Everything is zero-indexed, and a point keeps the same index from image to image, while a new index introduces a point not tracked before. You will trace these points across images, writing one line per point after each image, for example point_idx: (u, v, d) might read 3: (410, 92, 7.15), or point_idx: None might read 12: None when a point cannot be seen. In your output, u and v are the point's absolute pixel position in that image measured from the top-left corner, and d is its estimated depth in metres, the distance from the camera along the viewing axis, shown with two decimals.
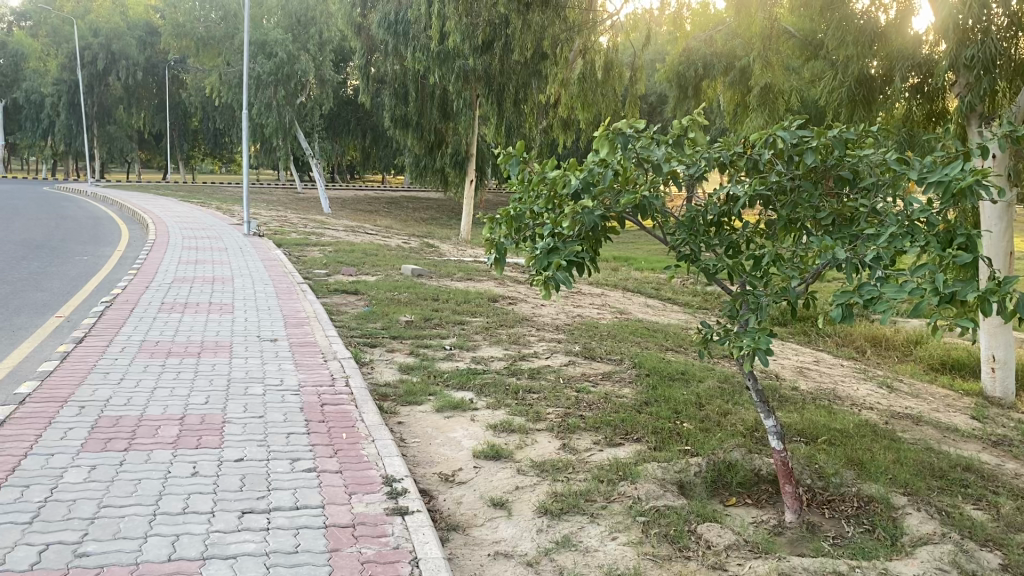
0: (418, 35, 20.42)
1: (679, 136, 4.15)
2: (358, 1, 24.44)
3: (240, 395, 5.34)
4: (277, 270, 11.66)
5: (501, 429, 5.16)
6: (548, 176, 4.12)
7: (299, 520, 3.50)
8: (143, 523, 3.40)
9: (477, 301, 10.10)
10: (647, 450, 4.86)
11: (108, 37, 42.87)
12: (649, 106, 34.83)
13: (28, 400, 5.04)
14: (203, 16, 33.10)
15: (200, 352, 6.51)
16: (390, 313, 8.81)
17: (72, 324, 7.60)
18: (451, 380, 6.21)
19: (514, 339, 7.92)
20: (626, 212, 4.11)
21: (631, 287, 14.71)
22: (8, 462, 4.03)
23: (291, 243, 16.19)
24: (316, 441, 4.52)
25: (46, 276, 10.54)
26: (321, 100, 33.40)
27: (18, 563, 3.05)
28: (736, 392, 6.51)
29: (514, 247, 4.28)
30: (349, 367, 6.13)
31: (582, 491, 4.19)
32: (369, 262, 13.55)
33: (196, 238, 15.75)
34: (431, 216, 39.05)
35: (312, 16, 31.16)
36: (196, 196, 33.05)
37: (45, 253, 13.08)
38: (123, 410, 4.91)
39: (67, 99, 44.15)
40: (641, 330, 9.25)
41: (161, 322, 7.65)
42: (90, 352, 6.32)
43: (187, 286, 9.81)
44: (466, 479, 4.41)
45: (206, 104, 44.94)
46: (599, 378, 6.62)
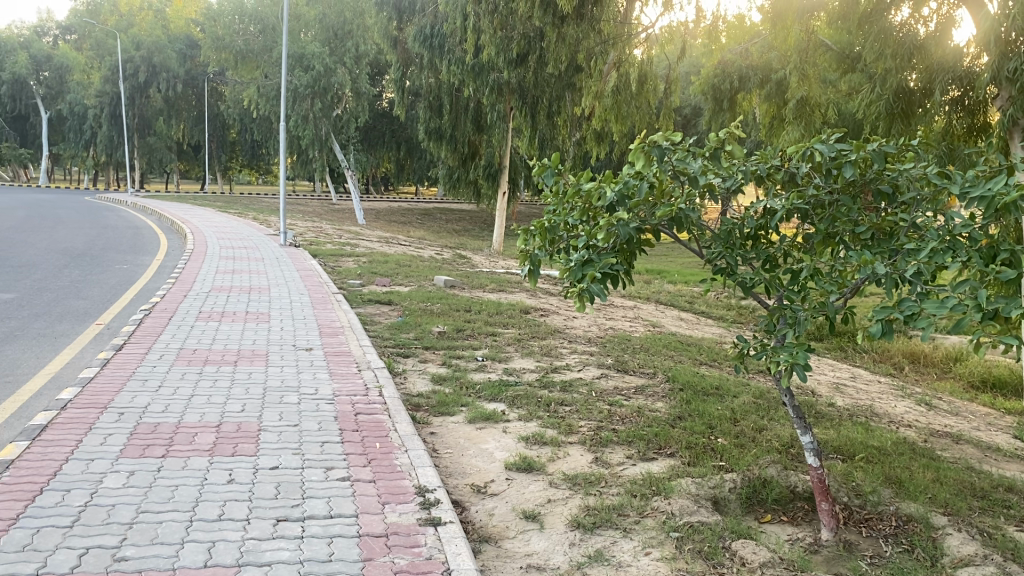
0: (454, 48, 20.59)
1: (716, 148, 4.12)
2: (394, 14, 24.70)
3: (275, 403, 5.40)
4: (312, 280, 11.78)
5: (534, 441, 5.15)
6: (583, 189, 4.12)
7: (333, 529, 3.52)
8: (180, 529, 3.44)
9: (510, 313, 10.10)
10: (681, 465, 4.82)
11: (149, 50, 43.77)
12: (683, 119, 34.80)
13: (70, 406, 5.13)
14: (242, 29, 33.63)
15: (236, 360, 6.60)
16: (423, 324, 8.85)
17: (111, 331, 7.74)
18: (483, 392, 6.21)
19: (546, 351, 7.90)
20: (661, 225, 4.11)
21: (664, 300, 14.65)
22: (50, 467, 4.11)
23: (327, 253, 16.33)
24: (350, 451, 4.55)
25: (87, 284, 10.73)
26: (357, 113, 33.83)
27: (58, 566, 3.10)
28: (771, 407, 6.44)
29: (548, 259, 4.30)
30: (383, 377, 6.17)
31: (615, 505, 4.16)
32: (402, 272, 13.64)
33: (233, 247, 16.02)
34: (464, 227, 39.23)
35: (349, 29, 31.49)
36: (234, 206, 33.46)
37: (86, 261, 13.33)
38: (161, 417, 4.98)
39: (109, 110, 45.04)
40: (675, 343, 9.19)
41: (199, 330, 7.76)
42: (130, 359, 6.43)
43: (224, 295, 9.94)
44: (498, 491, 4.41)
45: (244, 116, 45.59)
46: (632, 392, 6.57)
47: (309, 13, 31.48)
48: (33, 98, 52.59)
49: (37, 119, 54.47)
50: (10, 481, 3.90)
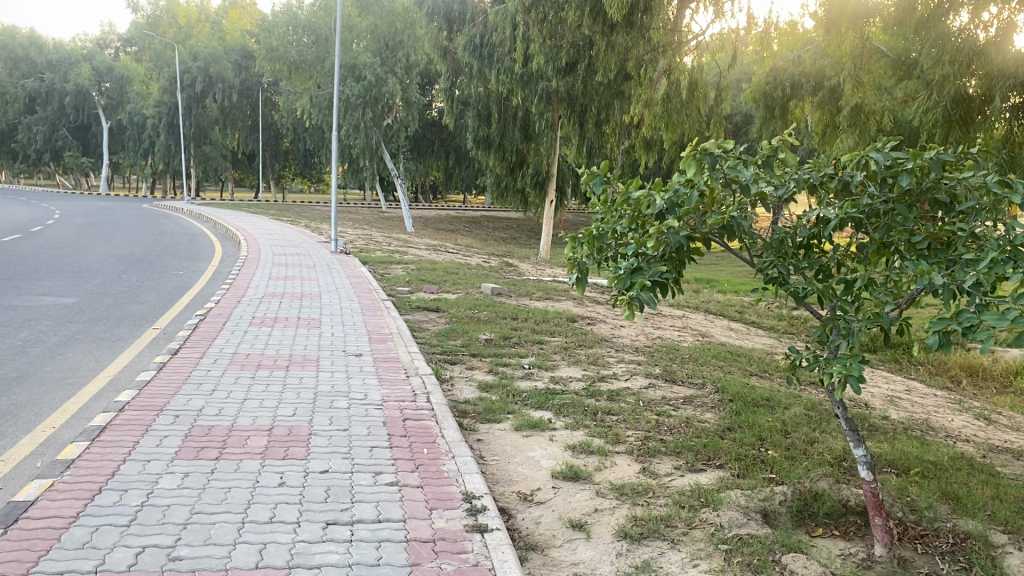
0: (504, 58, 20.78)
1: (768, 156, 4.09)
2: (444, 25, 24.97)
3: (327, 408, 5.48)
4: (362, 287, 11.90)
5: (580, 450, 5.14)
6: (632, 197, 4.12)
7: (381, 534, 3.55)
8: (232, 531, 3.51)
9: (557, 321, 10.09)
10: (731, 477, 4.77)
11: (206, 61, 45.00)
12: (733, 127, 34.59)
13: (128, 408, 5.26)
14: (296, 40, 34.26)
15: (288, 365, 6.70)
16: (470, 331, 8.89)
17: (168, 335, 7.93)
18: (529, 400, 6.21)
19: (593, 360, 7.87)
20: (712, 233, 4.09)
21: (713, 310, 14.52)
22: (109, 467, 4.23)
23: (377, 261, 16.48)
24: (398, 455, 4.59)
25: (146, 290, 10.99)
26: (407, 122, 34.19)
27: (115, 564, 3.18)
28: (823, 419, 6.33)
29: (596, 267, 4.32)
30: (430, 384, 6.20)
31: (663, 516, 4.13)
32: (450, 280, 13.74)
33: (286, 254, 16.28)
34: (511, 236, 39.30)
35: (399, 39, 31.90)
36: (285, 214, 33.97)
37: (144, 267, 13.64)
38: (215, 420, 5.08)
39: (167, 120, 46.16)
40: (724, 354, 9.10)
41: (253, 335, 7.89)
42: (186, 363, 6.58)
43: (277, 301, 10.12)
44: (544, 499, 4.40)
45: (297, 125, 46.40)
46: (680, 403, 6.51)
47: (360, 24, 31.92)
48: (95, 109, 54.22)
49: (98, 129, 56.03)
50: (72, 481, 4.02)
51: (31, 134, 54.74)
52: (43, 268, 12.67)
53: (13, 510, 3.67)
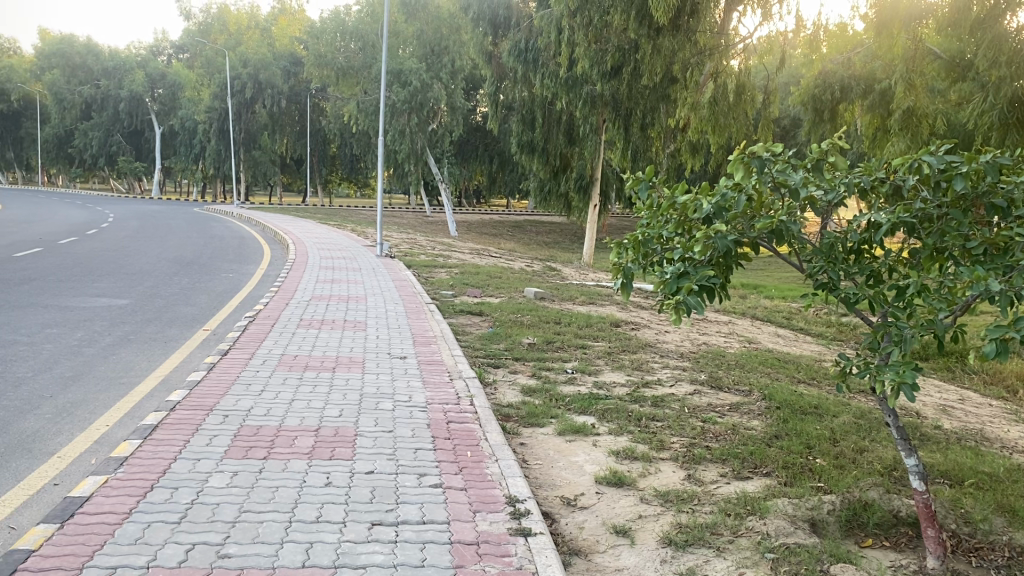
0: (549, 62, 20.95)
1: (818, 160, 4.05)
2: (489, 30, 25.13)
3: (372, 410, 5.53)
4: (406, 290, 11.99)
5: (624, 455, 5.11)
6: (678, 201, 4.10)
7: (425, 535, 3.58)
8: (280, 530, 3.56)
9: (600, 326, 10.05)
10: (778, 485, 4.70)
11: (256, 68, 45.96)
12: (782, 130, 34.15)
13: (178, 408, 5.36)
14: (343, 47, 34.79)
15: (335, 367, 6.78)
16: (514, 335, 8.91)
17: (217, 336, 8.06)
18: (573, 405, 6.20)
19: (638, 365, 7.83)
20: (760, 238, 4.04)
21: (761, 316, 14.33)
22: (160, 465, 4.31)
23: (421, 264, 16.58)
24: (442, 458, 4.62)
25: (197, 292, 11.21)
26: (452, 127, 34.37)
27: (167, 560, 3.24)
28: (873, 428, 6.21)
29: (641, 272, 4.29)
30: (474, 387, 6.22)
31: (708, 524, 4.08)
32: (494, 284, 13.78)
33: (333, 257, 16.47)
34: (554, 240, 39.27)
35: (445, 45, 32.18)
36: (332, 218, 34.39)
37: (195, 269, 13.92)
38: (263, 420, 5.16)
39: (217, 125, 47.05)
40: (772, 360, 8.99)
41: (300, 337, 7.99)
42: (235, 363, 6.70)
43: (324, 304, 10.25)
44: (588, 504, 4.39)
45: (344, 130, 46.96)
46: (726, 410, 6.43)
47: (407, 31, 32.27)
48: (148, 114, 55.52)
49: (151, 134, 57.33)
50: (125, 477, 4.11)
51: (87, 140, 56.23)
52: (98, 269, 13.00)
53: (70, 504, 3.77)
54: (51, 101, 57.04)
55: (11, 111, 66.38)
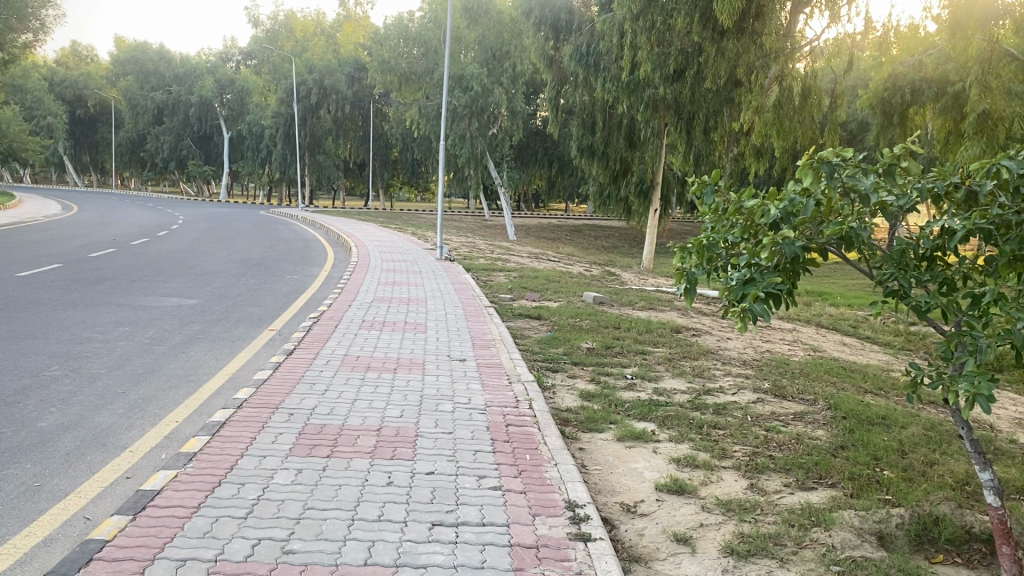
0: (610, 66, 20.93)
1: (890, 165, 3.94)
2: (551, 35, 25.20)
3: (432, 411, 5.58)
4: (466, 294, 12.05)
5: (685, 463, 5.05)
6: (745, 206, 4.06)
7: (485, 537, 3.59)
8: (343, 527, 3.62)
9: (660, 332, 9.96)
10: (843, 496, 4.59)
11: (322, 74, 46.96)
12: (849, 134, 33.47)
13: (244, 405, 5.49)
14: (406, 52, 35.18)
15: (396, 368, 6.87)
16: (572, 339, 8.90)
17: (282, 336, 8.22)
18: (632, 410, 6.16)
19: (699, 372, 7.74)
20: (829, 244, 3.97)
21: (826, 323, 14.03)
22: (227, 461, 4.42)
23: (480, 268, 16.66)
24: (501, 460, 4.64)
25: (263, 292, 11.47)
26: (512, 131, 34.47)
27: (233, 554, 3.32)
28: (945, 440, 6.03)
29: (705, 277, 4.27)
30: (532, 391, 6.23)
31: (771, 534, 4.01)
32: (553, 288, 13.77)
33: (394, 260, 16.67)
34: (613, 245, 39.04)
35: (507, 50, 32.37)
36: (393, 222, 34.80)
37: (261, 271, 14.23)
38: (327, 419, 5.24)
39: (284, 130, 48.15)
40: (837, 369, 8.78)
41: (362, 338, 8.12)
42: (299, 363, 6.83)
43: (385, 305, 10.38)
44: (648, 511, 4.35)
45: (406, 136, 47.54)
46: (791, 419, 6.31)
47: (469, 36, 32.59)
48: (217, 120, 57.02)
49: (220, 139, 58.84)
50: (194, 473, 4.22)
51: (158, 144, 57.97)
52: (168, 270, 13.38)
53: (142, 497, 3.90)
54: (125, 106, 59.04)
55: (88, 117, 68.85)
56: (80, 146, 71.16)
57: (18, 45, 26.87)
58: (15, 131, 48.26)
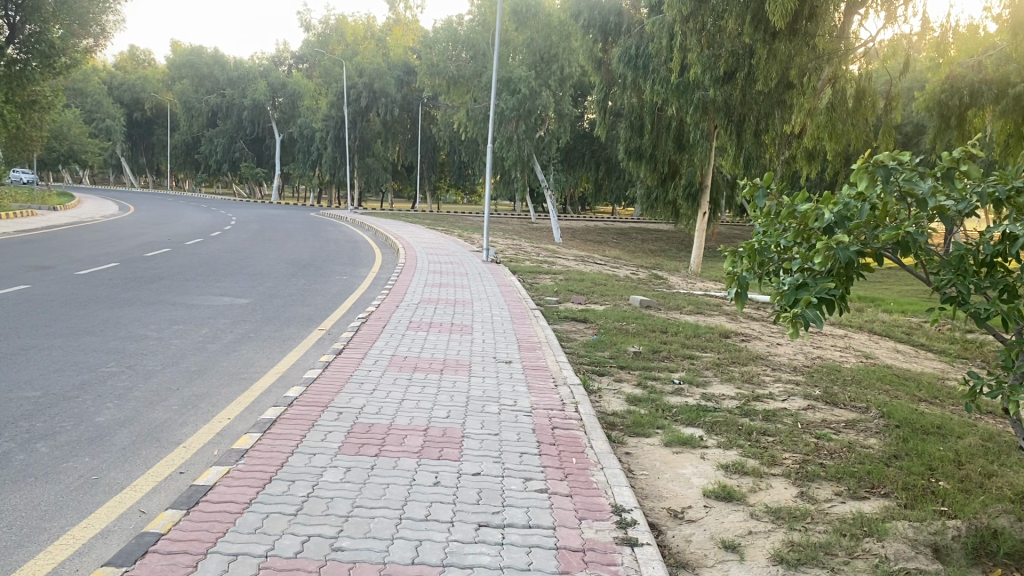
0: (659, 68, 20.83)
1: (949, 169, 3.85)
2: (600, 37, 25.11)
3: (478, 412, 5.60)
4: (512, 295, 12.08)
5: (734, 470, 5.00)
6: (798, 210, 4.02)
7: (531, 539, 3.60)
8: (390, 526, 3.65)
9: (708, 336, 9.86)
10: (897, 507, 4.50)
11: (371, 77, 47.57)
12: (904, 138, 32.85)
13: (295, 403, 5.58)
14: (455, 56, 35.41)
15: (443, 368, 6.92)
16: (619, 343, 8.85)
17: (331, 336, 8.33)
18: (680, 416, 6.11)
19: (748, 378, 7.63)
20: (885, 249, 3.91)
21: (878, 330, 13.76)
22: (278, 458, 4.49)
23: (526, 270, 16.69)
24: (547, 463, 4.64)
25: (312, 292, 11.64)
26: (559, 134, 34.39)
27: (284, 550, 3.37)
28: (1003, 452, 5.87)
29: (757, 281, 4.27)
30: (579, 394, 6.22)
31: (822, 543, 3.94)
32: (599, 291, 13.72)
33: (441, 262, 16.77)
34: (661, 248, 38.79)
35: (555, 52, 32.34)
36: (440, 224, 35.04)
37: (311, 271, 14.44)
38: (375, 419, 5.30)
39: (334, 133, 48.81)
40: (890, 377, 8.59)
41: (409, 338, 8.18)
42: (348, 362, 6.91)
43: (432, 306, 10.46)
44: (696, 517, 4.31)
45: (453, 138, 47.87)
46: (842, 427, 6.19)
47: (517, 39, 32.70)
48: (270, 122, 58.02)
49: (271, 141, 59.83)
50: (246, 469, 4.30)
51: (212, 146, 59.23)
52: (221, 270, 13.65)
53: (195, 492, 3.97)
54: (180, 109, 60.42)
55: (145, 119, 70.54)
56: (137, 148, 73.09)
57: (80, 49, 27.70)
58: (75, 133, 49.71)
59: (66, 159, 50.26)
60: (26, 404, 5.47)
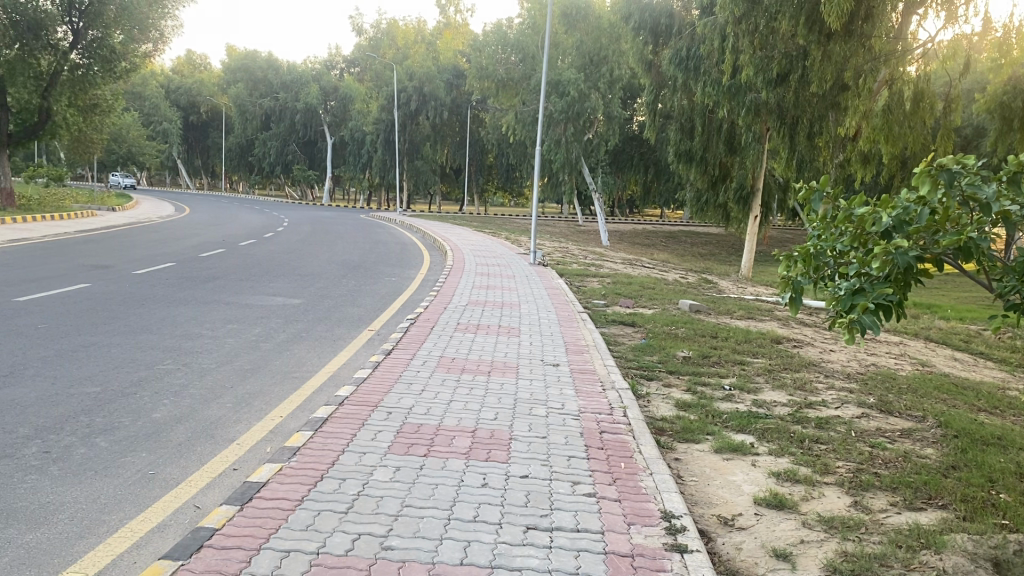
0: (711, 70, 20.67)
1: (1015, 173, 3.76)
2: (650, 39, 24.99)
3: (526, 415, 5.61)
4: (560, 298, 12.06)
5: (785, 477, 4.92)
6: (855, 214, 3.97)
7: (580, 543, 3.59)
8: (439, 526, 3.67)
9: (759, 342, 9.72)
10: (955, 519, 4.39)
11: (421, 81, 47.99)
12: (963, 140, 32.05)
13: (346, 403, 5.64)
14: (504, 59, 35.54)
15: (490, 370, 6.94)
16: (667, 347, 8.79)
17: (380, 336, 8.42)
18: (730, 422, 6.04)
19: (801, 385, 7.50)
20: (947, 255, 3.81)
21: (935, 337, 13.43)
22: (329, 456, 4.55)
23: (574, 273, 16.63)
24: (595, 467, 4.62)
25: (362, 293, 11.77)
26: (608, 137, 34.10)
27: (334, 548, 3.41)
28: None
29: (812, 286, 4.25)
30: (627, 398, 6.19)
31: (877, 555, 3.85)
32: (647, 295, 13.63)
33: (489, 264, 16.83)
34: (710, 252, 38.36)
35: (604, 54, 32.23)
36: (488, 226, 35.17)
37: (361, 272, 14.60)
38: (423, 419, 5.34)
39: (384, 136, 49.36)
40: (948, 386, 8.37)
41: (458, 340, 8.22)
42: (398, 363, 6.97)
43: (480, 309, 10.50)
44: (746, 525, 4.25)
45: (502, 141, 47.97)
46: (898, 436, 6.06)
47: (567, 41, 32.71)
48: (321, 125, 58.83)
49: (323, 144, 60.68)
50: (298, 467, 4.36)
51: (266, 149, 60.32)
52: (274, 271, 13.87)
53: (249, 489, 4.05)
54: (235, 113, 61.60)
55: (201, 122, 72.07)
56: (193, 150, 74.75)
57: (139, 54, 28.40)
58: (134, 136, 50.98)
59: (125, 162, 51.62)
60: (87, 400, 5.62)
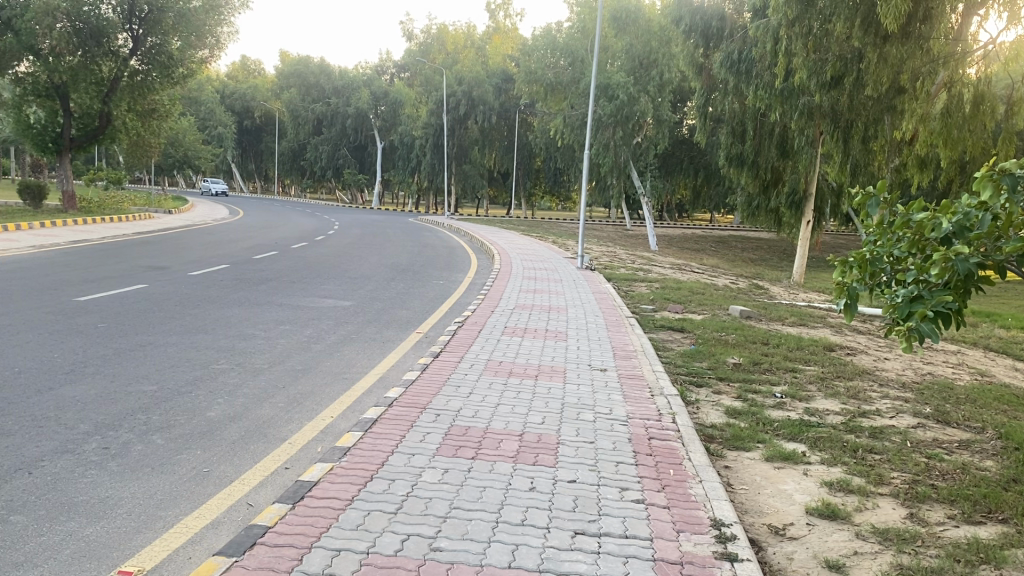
0: (763, 73, 20.48)
1: None
2: (701, 42, 24.80)
3: (573, 419, 5.61)
4: (608, 303, 12.01)
5: (838, 487, 4.83)
6: (913, 220, 3.90)
7: (628, 549, 3.57)
8: (487, 528, 3.69)
9: (812, 349, 9.56)
10: (1015, 534, 4.26)
11: (469, 86, 48.23)
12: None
13: (394, 404, 5.69)
14: (553, 63, 35.56)
15: (537, 374, 6.95)
16: (717, 354, 8.69)
17: (428, 339, 8.49)
18: (781, 430, 5.95)
19: (854, 394, 7.35)
20: (1009, 261, 3.72)
21: (995, 346, 13.05)
22: (379, 457, 4.59)
23: (622, 278, 16.55)
24: (643, 473, 4.59)
25: (410, 296, 11.86)
26: (657, 140, 33.95)
27: (384, 548, 3.44)
28: None
29: (868, 293, 4.18)
30: (675, 405, 6.14)
31: (933, 568, 3.76)
32: (697, 300, 13.51)
33: (536, 268, 16.84)
34: (761, 257, 37.83)
35: (654, 58, 32.04)
36: (535, 230, 35.15)
37: (410, 275, 14.73)
38: (471, 421, 5.38)
39: (432, 140, 49.75)
40: (1009, 397, 8.12)
41: (506, 344, 8.24)
42: (446, 366, 7.02)
43: (527, 312, 10.51)
44: (798, 535, 4.19)
45: (550, 146, 47.94)
46: (956, 447, 5.90)
47: (617, 45, 32.62)
48: (371, 130, 59.46)
49: (372, 148, 61.33)
50: (348, 467, 4.41)
51: (317, 153, 61.21)
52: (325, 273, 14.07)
53: (300, 488, 4.11)
54: (288, 117, 62.67)
55: (254, 127, 73.38)
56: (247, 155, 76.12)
57: (196, 60, 29.01)
58: (190, 141, 52.14)
59: (180, 165, 52.83)
60: (145, 398, 5.76)
